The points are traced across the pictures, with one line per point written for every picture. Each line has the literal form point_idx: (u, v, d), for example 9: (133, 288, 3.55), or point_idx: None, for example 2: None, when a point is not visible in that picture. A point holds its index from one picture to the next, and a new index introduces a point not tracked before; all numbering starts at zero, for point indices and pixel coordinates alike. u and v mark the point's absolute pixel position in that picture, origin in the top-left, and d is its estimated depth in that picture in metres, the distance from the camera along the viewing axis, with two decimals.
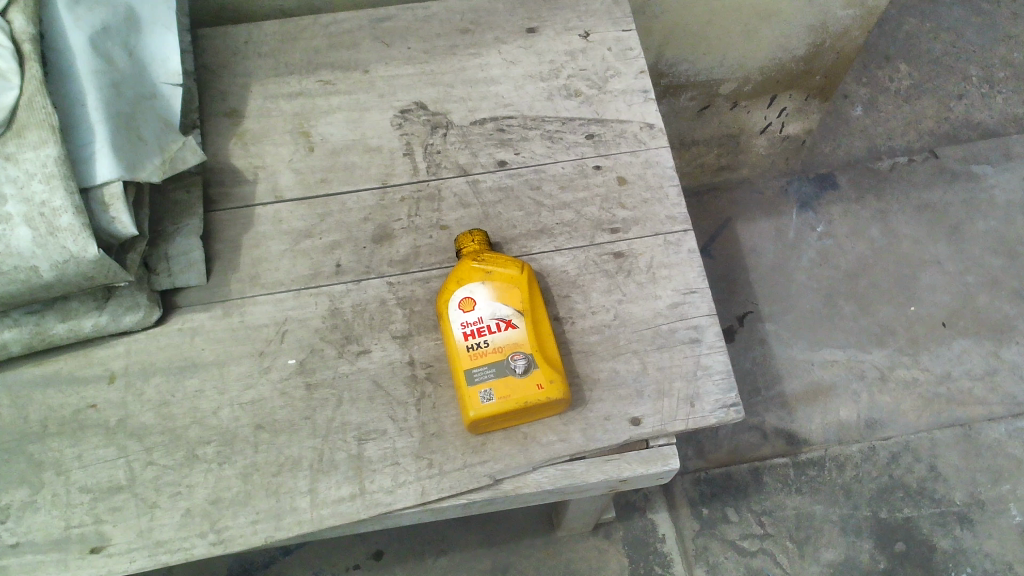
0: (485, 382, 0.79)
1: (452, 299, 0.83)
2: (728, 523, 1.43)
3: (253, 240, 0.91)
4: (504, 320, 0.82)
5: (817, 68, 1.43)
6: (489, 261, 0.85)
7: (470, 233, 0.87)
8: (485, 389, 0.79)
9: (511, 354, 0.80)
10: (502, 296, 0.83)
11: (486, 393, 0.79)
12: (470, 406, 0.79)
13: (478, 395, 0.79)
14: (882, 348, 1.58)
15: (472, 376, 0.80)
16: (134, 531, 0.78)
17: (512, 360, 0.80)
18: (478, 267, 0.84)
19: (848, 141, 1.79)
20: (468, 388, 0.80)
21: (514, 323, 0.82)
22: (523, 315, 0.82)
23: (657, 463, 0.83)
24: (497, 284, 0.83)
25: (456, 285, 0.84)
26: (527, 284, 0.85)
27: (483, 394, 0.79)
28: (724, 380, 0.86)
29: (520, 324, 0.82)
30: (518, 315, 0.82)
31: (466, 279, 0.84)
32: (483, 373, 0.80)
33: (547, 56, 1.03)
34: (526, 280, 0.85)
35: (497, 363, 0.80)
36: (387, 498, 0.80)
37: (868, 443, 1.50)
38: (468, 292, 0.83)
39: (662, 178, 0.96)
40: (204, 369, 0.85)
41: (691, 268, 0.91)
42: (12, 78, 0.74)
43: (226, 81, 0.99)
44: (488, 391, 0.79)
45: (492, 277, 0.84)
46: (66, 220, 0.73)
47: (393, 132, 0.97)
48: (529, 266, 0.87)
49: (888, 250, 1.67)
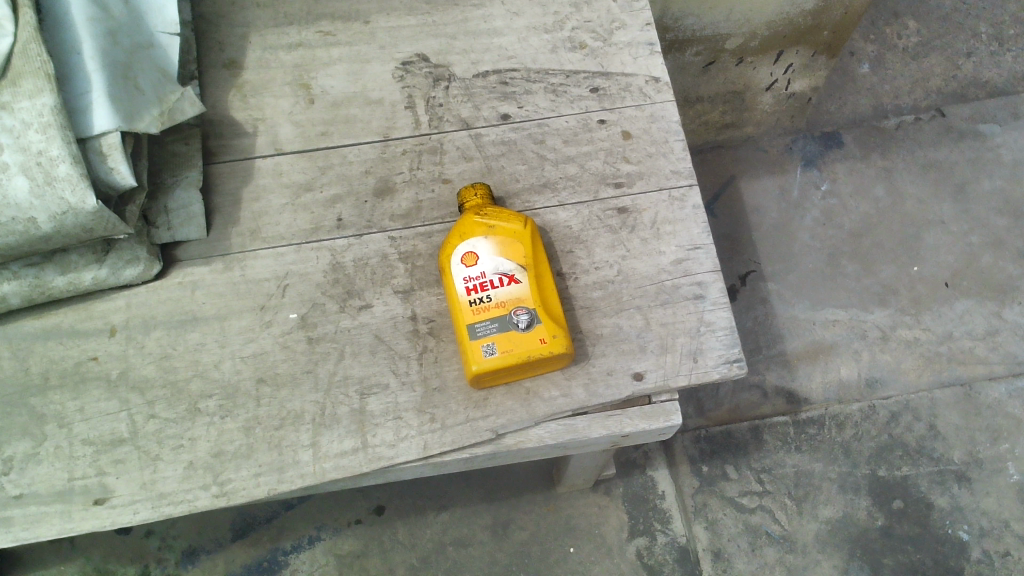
0: (488, 337, 0.79)
1: (455, 253, 0.82)
2: (728, 480, 1.44)
3: (253, 193, 0.90)
4: (508, 275, 0.81)
5: (825, 22, 1.41)
6: (493, 215, 0.84)
7: (473, 187, 0.86)
8: (487, 343, 0.79)
9: (514, 309, 0.80)
10: (505, 251, 0.82)
11: (489, 348, 0.79)
12: (472, 360, 0.79)
13: (480, 349, 0.79)
14: (884, 307, 1.58)
15: (475, 330, 0.79)
16: (137, 484, 0.79)
17: (515, 315, 0.79)
18: (481, 222, 0.83)
19: (854, 99, 1.77)
20: (470, 342, 0.79)
21: (517, 278, 0.81)
22: (526, 270, 0.81)
23: (659, 419, 0.83)
24: (501, 239, 0.82)
25: (459, 240, 0.83)
26: (531, 240, 0.84)
27: (485, 348, 0.79)
28: (727, 336, 0.86)
29: (523, 279, 0.81)
30: (521, 270, 0.81)
31: (469, 234, 0.83)
32: (486, 327, 0.79)
33: (551, 7, 1.00)
34: (531, 236, 0.84)
35: (501, 318, 0.79)
36: (389, 452, 0.80)
37: (868, 402, 1.50)
38: (471, 246, 0.82)
39: (667, 132, 0.94)
40: (205, 323, 0.85)
41: (696, 224, 0.90)
42: (6, 25, 0.73)
43: (224, 31, 0.96)
44: (492, 345, 0.79)
45: (495, 232, 0.83)
46: (63, 171, 0.72)
47: (395, 84, 0.96)
48: (533, 221, 0.87)
49: (893, 209, 1.66)
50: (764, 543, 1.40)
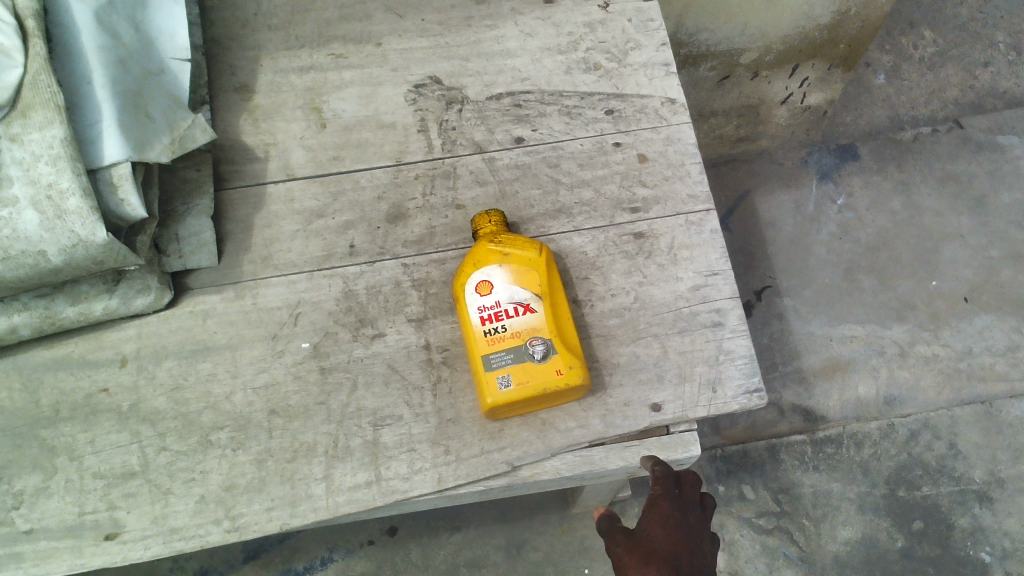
0: (503, 368, 0.78)
1: (469, 282, 0.81)
2: (745, 501, 1.42)
3: (265, 219, 0.89)
4: (523, 304, 0.79)
5: (841, 36, 1.39)
6: (509, 242, 0.82)
7: (488, 214, 0.85)
8: (502, 375, 0.78)
9: (530, 339, 0.78)
10: (520, 279, 0.80)
11: (505, 380, 0.77)
12: (487, 392, 0.78)
13: (495, 381, 0.77)
14: (902, 323, 1.56)
15: (490, 361, 0.78)
16: (149, 518, 0.78)
17: (531, 346, 0.78)
18: (494, 250, 0.82)
19: (869, 111, 1.75)
20: (485, 374, 0.78)
21: (532, 307, 0.79)
22: (541, 299, 0.80)
23: (678, 450, 0.82)
24: (517, 268, 0.81)
25: (473, 268, 0.81)
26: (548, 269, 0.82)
27: (500, 380, 0.77)
28: (747, 364, 0.84)
29: (539, 308, 0.80)
30: (537, 299, 0.80)
31: (483, 262, 0.81)
32: (501, 358, 0.78)
33: (565, 27, 0.98)
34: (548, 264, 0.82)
35: (516, 349, 0.78)
36: (403, 486, 0.79)
37: (887, 420, 1.48)
38: (485, 274, 0.81)
39: (683, 155, 0.93)
40: (217, 353, 0.84)
41: (714, 249, 0.88)
42: (16, 55, 0.72)
43: (235, 54, 0.95)
44: (507, 377, 0.77)
45: (509, 260, 0.81)
46: (74, 203, 0.71)
47: (407, 107, 0.94)
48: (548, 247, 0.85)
49: (910, 222, 1.64)
50: (781, 565, 1.38)
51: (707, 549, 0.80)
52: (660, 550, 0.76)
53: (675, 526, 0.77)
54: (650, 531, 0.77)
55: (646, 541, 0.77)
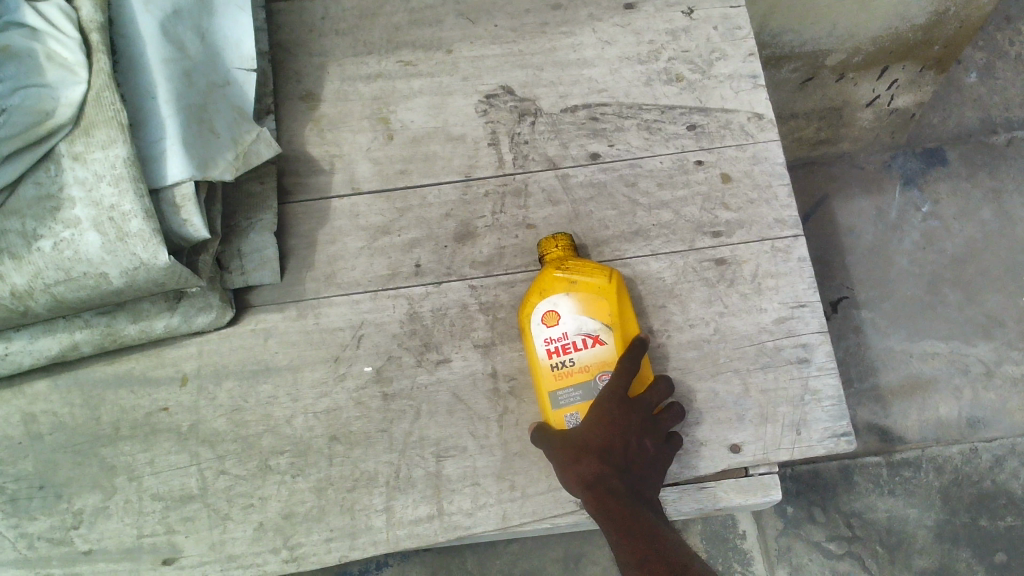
0: (571, 405, 0.75)
1: (535, 312, 0.76)
2: (815, 523, 1.37)
3: (329, 235, 0.86)
4: (592, 336, 0.75)
5: (936, 37, 1.30)
6: (579, 266, 0.77)
7: (554, 236, 0.78)
8: (571, 412, 0.75)
9: (600, 373, 0.75)
10: (589, 309, 0.75)
11: (574, 417, 0.75)
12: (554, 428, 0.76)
13: (562, 418, 0.75)
14: (989, 341, 1.48)
15: (558, 398, 0.75)
16: (206, 544, 0.77)
17: (601, 382, 0.75)
18: (562, 276, 0.76)
19: (959, 112, 1.62)
20: (551, 409, 0.75)
21: (602, 339, 0.75)
22: (612, 330, 0.75)
23: (756, 493, 0.79)
24: (587, 295, 0.75)
25: (538, 296, 0.76)
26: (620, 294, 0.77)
27: (569, 417, 0.75)
28: (835, 406, 0.80)
29: (608, 340, 0.75)
30: (607, 330, 0.75)
31: (551, 289, 0.76)
32: (568, 394, 0.75)
33: (646, 35, 0.92)
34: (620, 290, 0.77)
35: (584, 384, 0.75)
36: (466, 521, 0.78)
37: (970, 444, 1.42)
38: (552, 302, 0.76)
39: (770, 176, 0.87)
40: (278, 374, 0.81)
41: (802, 278, 0.83)
42: (80, 71, 0.70)
43: (301, 61, 0.91)
44: (575, 414, 0.75)
45: (577, 287, 0.76)
46: (136, 226, 0.69)
47: (478, 119, 0.89)
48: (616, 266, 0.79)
49: (1001, 233, 1.54)
50: None
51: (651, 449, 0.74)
52: (594, 441, 0.71)
53: (612, 422, 0.72)
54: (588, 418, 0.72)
55: (584, 427, 0.72)
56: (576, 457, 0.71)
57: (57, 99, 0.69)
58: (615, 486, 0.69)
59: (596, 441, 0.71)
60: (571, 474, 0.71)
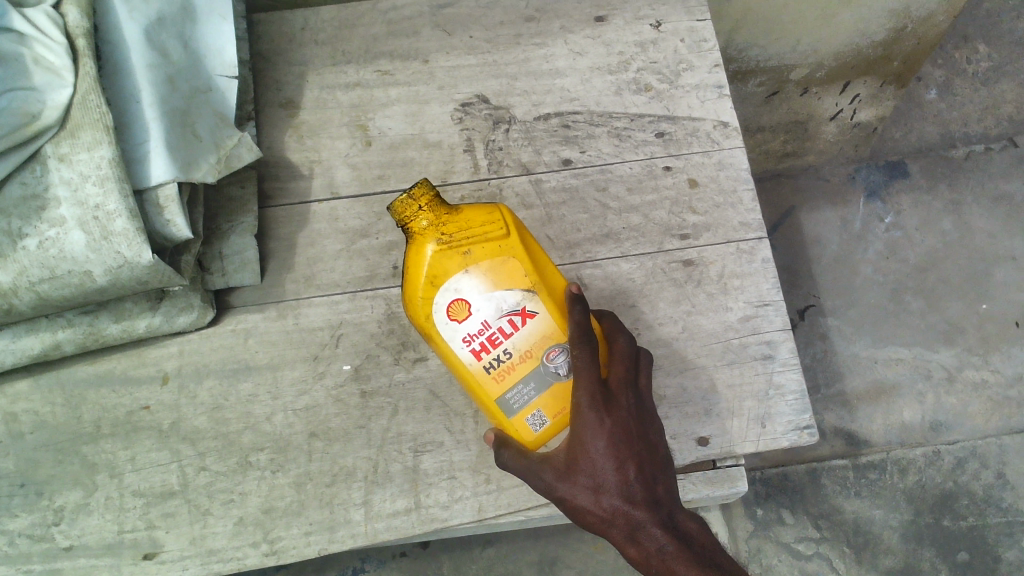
0: (529, 404, 0.71)
1: (440, 308, 0.72)
2: (784, 525, 1.42)
3: (308, 238, 0.88)
4: (513, 310, 0.72)
5: (895, 53, 1.35)
6: (452, 231, 0.71)
7: (409, 195, 0.71)
8: (532, 411, 0.71)
9: (544, 352, 0.72)
10: (494, 282, 0.72)
11: (537, 415, 0.71)
12: (522, 438, 0.72)
13: (526, 423, 0.71)
14: (951, 346, 1.53)
15: (511, 401, 0.71)
16: (187, 538, 0.79)
17: (550, 361, 0.71)
18: (450, 255, 0.71)
19: (920, 127, 1.68)
20: (512, 418, 0.72)
21: (522, 308, 0.72)
22: (529, 295, 0.72)
23: (723, 485, 0.83)
24: (482, 265, 0.72)
25: (436, 289, 0.72)
26: (513, 243, 0.73)
27: (533, 418, 0.71)
28: (797, 400, 0.84)
29: (530, 306, 0.72)
30: (522, 296, 0.72)
31: (446, 277, 0.72)
32: (519, 392, 0.72)
33: (615, 46, 0.95)
34: (507, 236, 0.73)
35: (531, 374, 0.72)
36: (443, 514, 0.80)
37: (932, 447, 1.48)
38: (454, 291, 0.71)
39: (735, 181, 0.90)
40: (258, 372, 0.83)
41: (765, 279, 0.87)
42: (66, 75, 0.72)
43: (281, 69, 0.93)
44: (538, 413, 0.71)
45: (472, 261, 0.72)
46: (120, 225, 0.70)
47: (454, 127, 0.92)
48: (495, 206, 0.74)
49: (961, 243, 1.59)
50: None
51: (653, 440, 0.70)
52: (601, 469, 0.67)
53: (615, 438, 0.67)
54: (580, 440, 0.67)
55: (583, 454, 0.67)
56: (592, 495, 0.67)
57: (43, 101, 0.71)
58: (643, 520, 0.67)
59: (606, 468, 0.67)
60: (593, 514, 0.67)
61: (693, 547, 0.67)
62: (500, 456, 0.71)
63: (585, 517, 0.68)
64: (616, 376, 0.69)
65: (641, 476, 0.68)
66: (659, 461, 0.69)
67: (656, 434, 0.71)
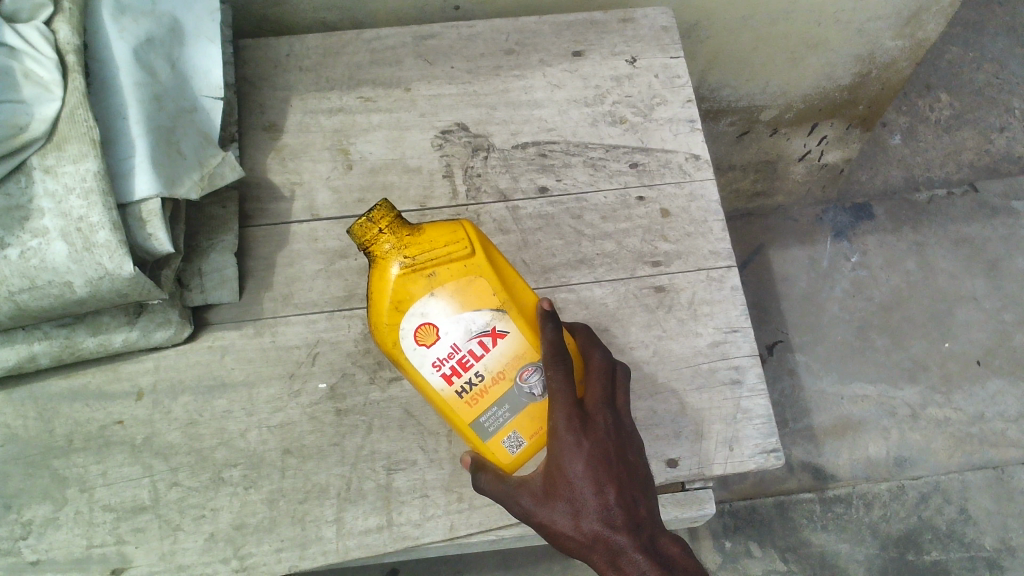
0: (504, 428, 0.73)
1: (408, 334, 0.73)
2: (751, 558, 1.44)
3: (288, 258, 0.89)
4: (481, 332, 0.73)
5: (861, 97, 1.41)
6: (413, 254, 0.72)
7: (365, 222, 0.72)
8: (508, 435, 0.73)
9: (519, 373, 0.73)
10: (461, 304, 0.73)
11: (513, 437, 0.73)
12: (499, 460, 0.73)
13: (502, 446, 0.73)
14: (915, 384, 1.57)
15: (485, 426, 0.73)
16: (156, 554, 0.78)
17: (524, 382, 0.73)
18: (415, 278, 0.73)
19: (885, 171, 1.73)
20: (487, 442, 0.73)
21: (491, 330, 0.73)
22: (498, 316, 0.74)
23: (692, 507, 0.84)
24: (447, 287, 0.73)
25: (402, 315, 0.73)
26: (476, 262, 0.74)
27: (509, 442, 0.73)
28: (764, 424, 0.86)
29: (500, 327, 0.73)
30: (491, 317, 0.73)
31: (412, 302, 0.73)
32: (493, 416, 0.73)
33: (592, 80, 0.99)
34: (469, 255, 0.74)
35: (505, 396, 0.73)
36: (415, 532, 0.81)
37: (897, 482, 1.51)
38: (421, 315, 0.73)
39: (706, 212, 0.94)
40: (233, 389, 0.84)
41: (734, 306, 0.90)
42: (55, 89, 0.73)
43: (265, 93, 0.95)
44: (515, 435, 0.73)
45: (438, 284, 0.73)
46: (102, 237, 0.71)
47: (434, 153, 0.94)
48: (456, 224, 0.75)
49: (924, 283, 1.63)
50: None
51: (634, 460, 0.70)
52: (581, 495, 0.67)
53: (594, 461, 0.67)
54: (558, 464, 0.67)
55: (561, 478, 0.67)
56: (572, 520, 0.67)
57: (31, 114, 0.72)
58: (625, 545, 0.66)
59: (585, 492, 0.67)
60: (573, 540, 0.67)
61: (675, 571, 0.66)
62: (477, 479, 0.71)
63: (566, 544, 0.68)
64: (592, 395, 0.70)
65: (621, 500, 0.67)
66: (639, 481, 0.69)
67: (637, 456, 0.71)
